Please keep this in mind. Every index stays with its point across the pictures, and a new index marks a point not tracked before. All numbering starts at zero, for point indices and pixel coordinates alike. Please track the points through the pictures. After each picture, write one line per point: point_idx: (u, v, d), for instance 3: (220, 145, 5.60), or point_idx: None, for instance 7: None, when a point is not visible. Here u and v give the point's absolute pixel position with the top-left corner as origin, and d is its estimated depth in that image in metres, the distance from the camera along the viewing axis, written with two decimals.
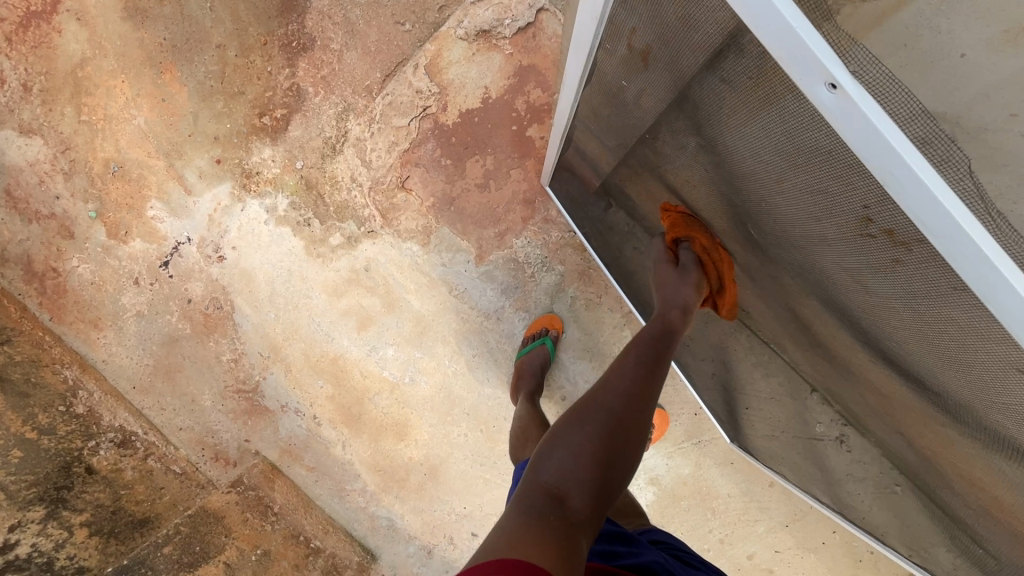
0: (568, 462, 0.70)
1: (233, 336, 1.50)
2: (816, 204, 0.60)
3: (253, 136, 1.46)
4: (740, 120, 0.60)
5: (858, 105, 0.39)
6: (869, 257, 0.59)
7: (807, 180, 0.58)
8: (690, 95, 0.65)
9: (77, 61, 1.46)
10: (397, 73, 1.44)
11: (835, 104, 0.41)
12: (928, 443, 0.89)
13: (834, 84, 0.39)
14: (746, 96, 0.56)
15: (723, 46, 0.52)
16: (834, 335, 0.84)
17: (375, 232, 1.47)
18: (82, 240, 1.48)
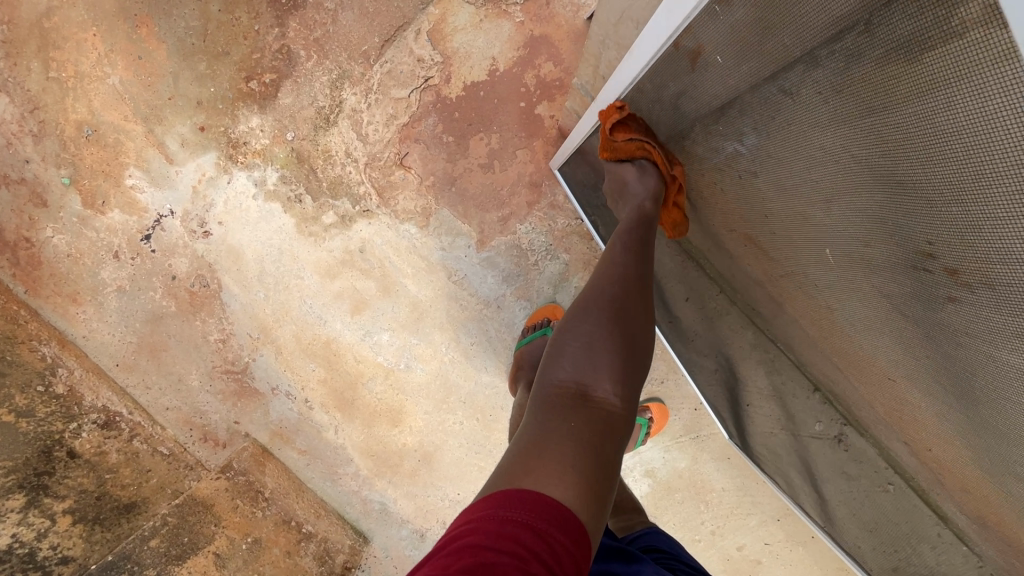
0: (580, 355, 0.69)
1: (220, 315, 1.43)
2: (868, 229, 0.55)
3: (239, 102, 1.35)
4: (799, 139, 0.54)
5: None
6: (918, 288, 0.55)
7: (865, 207, 0.53)
8: (740, 100, 0.58)
9: (43, 10, 1.32)
10: (397, 38, 1.32)
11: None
12: (935, 457, 0.84)
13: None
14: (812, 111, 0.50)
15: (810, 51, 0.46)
16: (853, 349, 0.80)
17: (372, 212, 1.38)
18: (57, 209, 1.39)
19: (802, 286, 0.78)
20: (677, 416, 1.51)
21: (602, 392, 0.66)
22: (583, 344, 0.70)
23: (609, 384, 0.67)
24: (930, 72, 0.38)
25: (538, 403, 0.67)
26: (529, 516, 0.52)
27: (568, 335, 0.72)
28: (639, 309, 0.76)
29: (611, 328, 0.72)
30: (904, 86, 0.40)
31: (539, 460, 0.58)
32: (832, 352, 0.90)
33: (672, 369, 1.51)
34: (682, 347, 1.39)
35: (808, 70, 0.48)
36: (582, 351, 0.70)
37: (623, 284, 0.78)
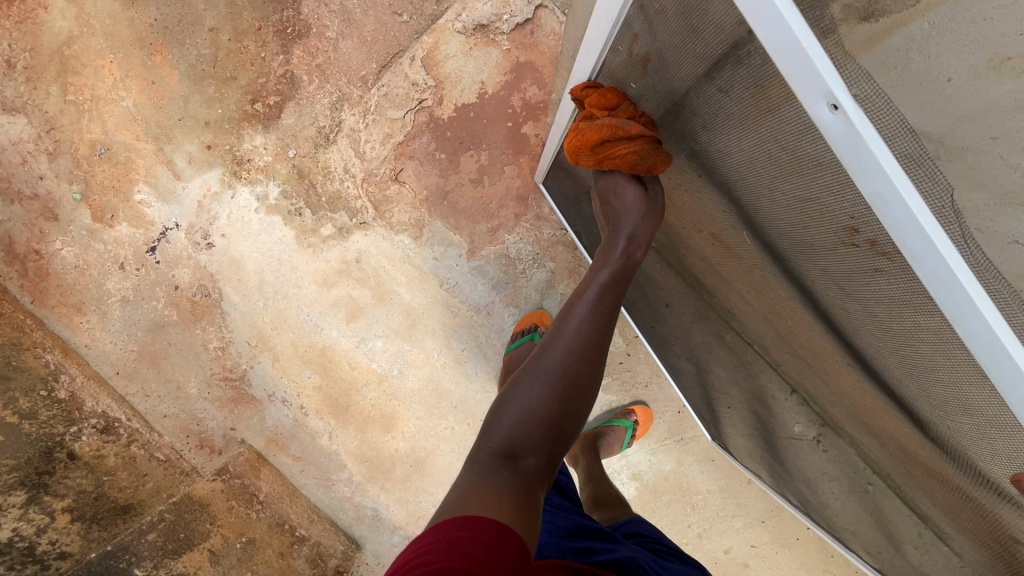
0: (516, 425, 0.75)
1: (220, 324, 1.49)
2: (802, 212, 0.63)
3: (245, 122, 1.45)
4: (734, 139, 0.64)
5: (857, 127, 0.43)
6: (848, 265, 0.64)
7: (794, 190, 0.61)
8: (687, 101, 0.67)
9: (64, 39, 1.43)
10: (393, 64, 1.43)
11: (834, 123, 0.45)
12: (902, 444, 0.89)
13: (836, 107, 0.44)
14: (741, 106, 0.59)
15: (723, 56, 0.56)
16: (814, 337, 0.86)
17: (368, 224, 1.46)
18: (67, 223, 1.46)
19: (767, 280, 0.84)
20: (662, 420, 1.56)
21: (530, 462, 0.73)
22: (519, 411, 0.76)
23: (537, 454, 0.74)
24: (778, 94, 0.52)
25: (472, 459, 0.74)
26: (472, 534, 0.59)
27: (507, 403, 0.77)
28: (584, 378, 0.80)
29: (552, 402, 0.76)
30: (768, 104, 0.55)
31: (476, 499, 0.65)
32: (799, 344, 0.96)
33: (656, 373, 1.56)
34: (663, 350, 1.46)
35: (718, 91, 0.61)
36: (519, 417, 0.75)
37: (575, 354, 0.81)
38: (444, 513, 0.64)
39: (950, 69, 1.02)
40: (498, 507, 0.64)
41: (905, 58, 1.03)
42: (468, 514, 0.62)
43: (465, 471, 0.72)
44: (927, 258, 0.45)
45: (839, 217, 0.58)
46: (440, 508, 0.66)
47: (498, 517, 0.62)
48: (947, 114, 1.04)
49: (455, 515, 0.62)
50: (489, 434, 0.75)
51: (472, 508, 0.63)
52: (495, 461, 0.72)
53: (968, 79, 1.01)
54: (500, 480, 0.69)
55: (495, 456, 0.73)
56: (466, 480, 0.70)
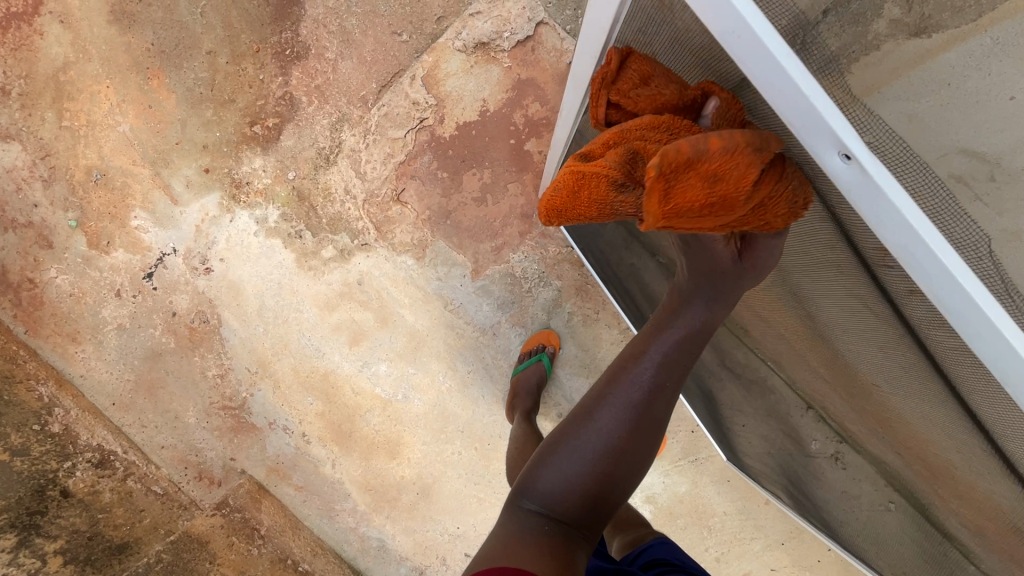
0: (561, 487, 0.80)
1: (219, 351, 1.45)
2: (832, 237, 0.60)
3: (244, 145, 1.43)
4: None
5: (875, 180, 0.39)
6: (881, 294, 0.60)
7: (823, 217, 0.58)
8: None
9: (59, 65, 1.41)
10: (393, 84, 1.41)
11: (848, 172, 0.41)
12: (928, 464, 0.87)
13: (849, 156, 0.40)
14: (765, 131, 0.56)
15: (743, 84, 0.53)
16: (834, 358, 0.84)
17: (370, 245, 1.43)
18: (62, 250, 1.43)
19: (793, 300, 0.82)
20: (675, 440, 1.51)
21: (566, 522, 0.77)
22: (563, 478, 0.80)
23: (575, 520, 0.78)
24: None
25: (512, 516, 0.79)
26: None
27: (552, 467, 0.82)
28: (632, 449, 0.83)
29: (591, 470, 0.80)
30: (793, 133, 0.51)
31: (512, 552, 0.70)
32: (818, 364, 0.93)
33: None
34: None
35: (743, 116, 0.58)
36: (563, 483, 0.80)
37: (626, 429, 0.83)
38: (484, 560, 0.71)
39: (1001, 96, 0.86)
40: (529, 561, 0.68)
41: (958, 77, 0.87)
42: (495, 569, 0.68)
43: (506, 521, 0.79)
44: (968, 318, 0.40)
45: (866, 249, 0.55)
46: (479, 556, 0.73)
47: (528, 569, 0.67)
48: (1006, 135, 0.87)
49: (494, 564, 0.68)
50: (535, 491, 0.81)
51: (510, 559, 0.69)
52: (531, 517, 0.78)
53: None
54: (541, 538, 0.73)
55: (536, 513, 0.78)
56: (508, 530, 0.76)
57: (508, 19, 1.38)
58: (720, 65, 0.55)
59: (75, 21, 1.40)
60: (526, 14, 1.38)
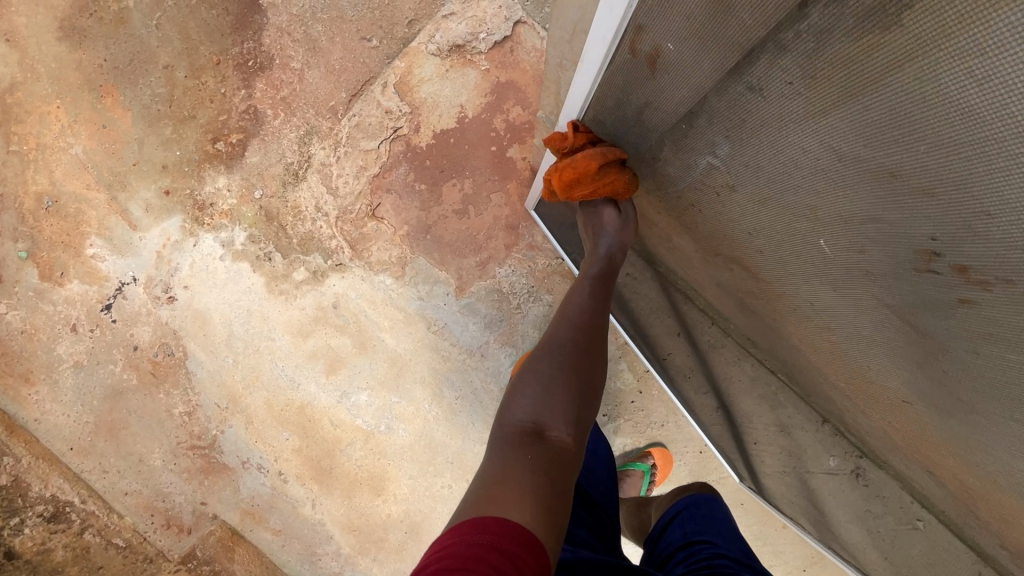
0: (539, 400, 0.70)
1: (185, 386, 1.34)
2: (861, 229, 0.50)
3: (206, 163, 1.33)
4: (768, 149, 0.51)
5: None
6: (920, 295, 0.51)
7: (858, 203, 0.47)
8: (705, 108, 0.55)
9: (6, 86, 1.32)
10: (364, 92, 1.33)
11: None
12: (967, 486, 0.76)
13: None
14: (781, 107, 0.46)
15: (760, 46, 0.44)
16: (852, 371, 0.75)
17: (344, 265, 1.33)
18: (11, 284, 1.32)
19: (801, 312, 0.73)
20: (682, 462, 1.41)
21: (555, 434, 0.67)
22: (540, 386, 0.72)
23: (563, 425, 0.68)
24: (891, 52, 0.35)
25: (493, 446, 0.66)
26: (490, 539, 0.50)
27: (523, 385, 0.73)
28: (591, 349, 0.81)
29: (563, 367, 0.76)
30: (878, 63, 0.36)
31: (501, 488, 0.57)
32: (835, 377, 0.83)
33: (672, 410, 1.41)
34: (679, 385, 1.31)
35: (776, 57, 0.43)
36: (543, 395, 0.71)
37: (578, 327, 0.84)
38: (465, 510, 0.56)
39: None
40: (525, 500, 0.55)
41: None
42: (489, 514, 0.53)
43: (488, 455, 0.65)
44: None
45: (910, 238, 0.46)
46: (462, 501, 0.58)
47: (525, 517, 0.53)
48: None
49: (476, 516, 0.53)
50: (509, 415, 0.70)
51: (495, 504, 0.54)
52: (517, 435, 0.66)
53: None
54: (527, 457, 0.62)
55: (516, 430, 0.67)
56: (490, 463, 0.62)
57: (483, 19, 1.30)
58: (726, 34, 0.46)
59: (22, 39, 1.32)
60: (503, 13, 1.30)
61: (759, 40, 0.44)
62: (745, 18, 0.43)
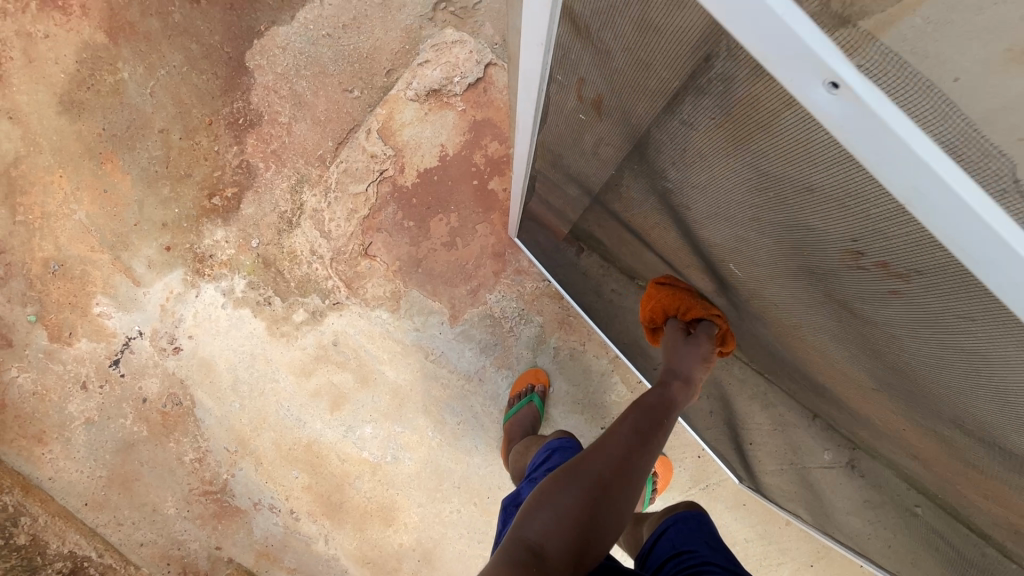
0: (552, 524, 0.64)
1: (195, 433, 1.38)
2: (795, 236, 0.56)
3: (204, 218, 1.40)
4: (708, 171, 0.58)
5: (871, 106, 0.28)
6: (856, 289, 0.56)
7: (787, 214, 0.54)
8: (649, 140, 0.62)
9: (10, 160, 1.39)
10: (350, 140, 1.41)
11: (837, 110, 0.30)
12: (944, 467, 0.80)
13: (836, 84, 0.28)
14: (712, 136, 0.53)
15: (681, 88, 0.50)
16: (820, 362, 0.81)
17: (342, 303, 1.39)
18: (22, 347, 1.37)
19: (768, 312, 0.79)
20: (682, 468, 1.43)
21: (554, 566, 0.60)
22: (557, 513, 0.65)
23: (563, 553, 0.62)
24: (774, 97, 0.41)
25: (493, 557, 0.62)
26: None
27: (540, 504, 0.67)
28: (625, 487, 0.70)
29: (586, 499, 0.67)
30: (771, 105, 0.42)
31: None
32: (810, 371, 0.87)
33: None
34: None
35: (697, 99, 0.50)
36: (556, 517, 0.65)
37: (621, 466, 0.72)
38: None
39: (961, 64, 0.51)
40: None
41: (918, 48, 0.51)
42: None
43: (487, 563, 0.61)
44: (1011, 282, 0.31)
45: (835, 240, 0.52)
46: None
47: None
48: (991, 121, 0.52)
49: None
50: (520, 528, 0.65)
51: None
52: (518, 554, 0.61)
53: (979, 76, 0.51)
54: None
55: (521, 548, 0.61)
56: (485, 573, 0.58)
57: (456, 64, 1.39)
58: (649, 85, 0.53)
59: (24, 115, 1.40)
60: (474, 57, 1.39)
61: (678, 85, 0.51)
62: (662, 71, 0.50)
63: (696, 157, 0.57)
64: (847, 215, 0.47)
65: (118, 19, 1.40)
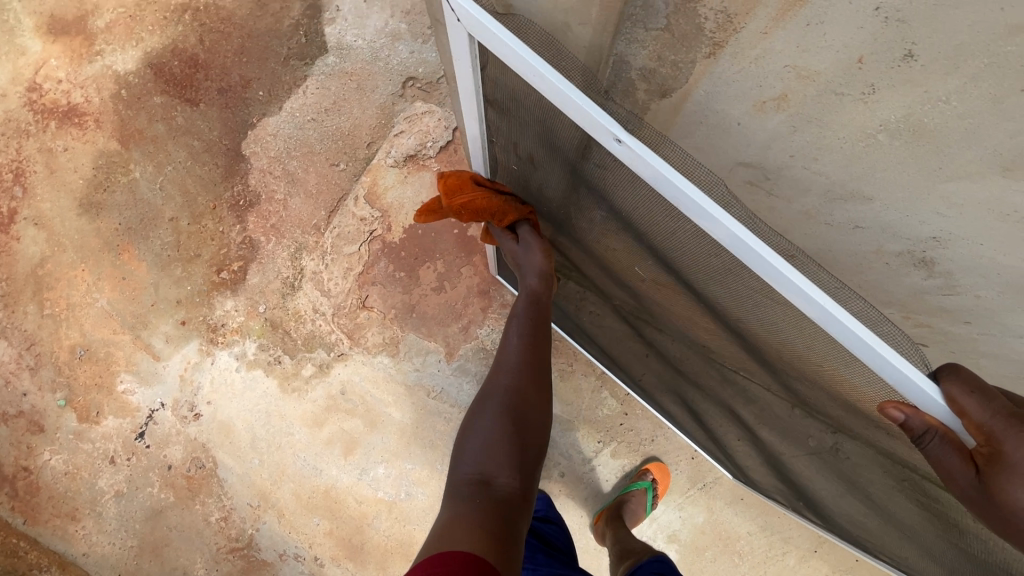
0: (482, 449, 0.78)
1: (218, 493, 1.46)
2: (679, 279, 0.69)
3: (214, 292, 1.54)
4: (610, 223, 0.72)
5: (642, 155, 0.45)
6: (728, 320, 0.68)
7: (665, 260, 0.67)
8: (570, 200, 0.77)
9: (37, 261, 1.55)
10: (340, 207, 1.57)
11: (625, 153, 0.46)
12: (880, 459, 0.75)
13: (619, 138, 0.45)
14: (604, 200, 0.66)
15: (571, 155, 0.62)
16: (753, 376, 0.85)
17: (346, 354, 1.51)
18: (53, 431, 1.48)
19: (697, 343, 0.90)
20: (679, 471, 1.49)
21: (502, 481, 0.74)
22: (482, 438, 0.80)
23: (510, 473, 0.75)
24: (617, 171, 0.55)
25: (451, 492, 0.75)
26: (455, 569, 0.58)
27: (470, 437, 0.82)
28: (531, 393, 0.88)
29: (505, 417, 0.83)
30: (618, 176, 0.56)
31: (449, 533, 0.65)
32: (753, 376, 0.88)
33: (658, 424, 1.50)
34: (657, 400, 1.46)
35: (580, 164, 0.62)
36: (484, 442, 0.79)
37: (517, 373, 0.90)
38: (425, 551, 0.64)
39: (739, 114, 0.61)
40: (469, 539, 0.64)
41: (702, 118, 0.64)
42: (439, 553, 0.61)
43: (446, 503, 0.74)
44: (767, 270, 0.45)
45: (697, 279, 0.63)
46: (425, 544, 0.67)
47: (470, 551, 0.62)
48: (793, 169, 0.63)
49: (436, 553, 0.62)
50: (460, 465, 0.78)
51: (445, 544, 0.63)
52: (467, 487, 0.74)
53: (755, 121, 0.61)
54: (474, 502, 0.70)
55: (467, 480, 0.75)
56: (448, 510, 0.71)
57: (427, 131, 1.57)
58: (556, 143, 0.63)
59: (49, 220, 1.56)
60: (442, 123, 1.57)
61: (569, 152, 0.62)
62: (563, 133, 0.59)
63: (609, 221, 0.72)
64: (700, 266, 0.59)
65: (129, 127, 1.59)
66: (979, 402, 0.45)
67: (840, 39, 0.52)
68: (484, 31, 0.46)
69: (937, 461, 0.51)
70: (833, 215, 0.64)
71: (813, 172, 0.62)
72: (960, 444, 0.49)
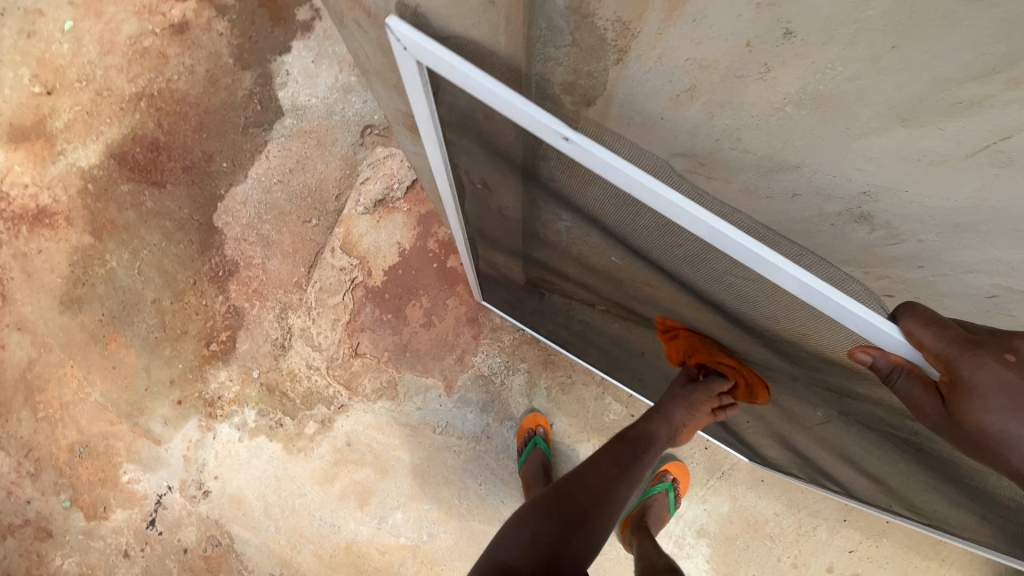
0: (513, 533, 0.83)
1: (240, 568, 1.44)
2: (643, 265, 0.71)
3: (206, 365, 1.54)
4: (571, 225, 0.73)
5: (593, 151, 0.45)
6: (698, 296, 0.70)
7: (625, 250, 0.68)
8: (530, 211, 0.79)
9: (25, 365, 1.54)
10: (318, 261, 1.59)
11: (574, 151, 0.46)
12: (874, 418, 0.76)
13: (567, 138, 0.45)
14: (559, 203, 0.68)
15: (518, 165, 0.63)
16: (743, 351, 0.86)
17: (346, 405, 1.51)
18: (62, 534, 1.45)
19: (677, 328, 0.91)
20: (695, 463, 1.48)
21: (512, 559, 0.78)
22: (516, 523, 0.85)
23: (519, 552, 0.79)
24: (570, 175, 0.56)
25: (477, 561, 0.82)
26: None
27: (510, 522, 0.87)
28: (587, 498, 0.88)
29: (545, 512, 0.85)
30: (572, 178, 0.57)
31: None
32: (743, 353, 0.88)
33: None
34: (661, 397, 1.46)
35: (529, 173, 0.63)
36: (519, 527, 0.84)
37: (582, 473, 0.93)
38: None
39: (667, 109, 0.51)
40: None
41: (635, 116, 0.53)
42: None
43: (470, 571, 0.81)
44: (731, 242, 0.46)
45: (661, 260, 0.65)
46: None
47: None
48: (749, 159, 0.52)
49: None
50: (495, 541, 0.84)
51: None
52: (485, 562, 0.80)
53: (688, 116, 0.50)
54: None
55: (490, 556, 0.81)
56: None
57: (392, 174, 1.61)
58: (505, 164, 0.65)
59: (31, 323, 1.56)
60: (405, 163, 1.61)
61: (515, 162, 0.63)
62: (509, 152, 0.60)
63: (572, 227, 0.74)
64: (673, 251, 0.59)
65: (100, 219, 1.61)
66: (935, 331, 0.47)
67: (723, 27, 0.40)
68: (422, 55, 0.44)
69: (908, 403, 0.52)
70: (770, 188, 0.54)
71: (734, 152, 0.51)
72: (924, 381, 0.50)
